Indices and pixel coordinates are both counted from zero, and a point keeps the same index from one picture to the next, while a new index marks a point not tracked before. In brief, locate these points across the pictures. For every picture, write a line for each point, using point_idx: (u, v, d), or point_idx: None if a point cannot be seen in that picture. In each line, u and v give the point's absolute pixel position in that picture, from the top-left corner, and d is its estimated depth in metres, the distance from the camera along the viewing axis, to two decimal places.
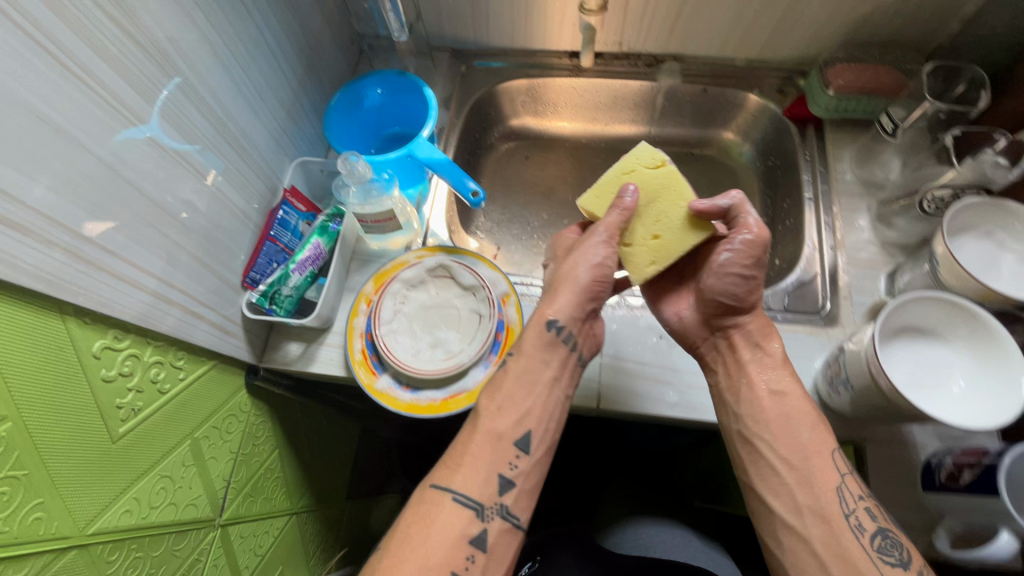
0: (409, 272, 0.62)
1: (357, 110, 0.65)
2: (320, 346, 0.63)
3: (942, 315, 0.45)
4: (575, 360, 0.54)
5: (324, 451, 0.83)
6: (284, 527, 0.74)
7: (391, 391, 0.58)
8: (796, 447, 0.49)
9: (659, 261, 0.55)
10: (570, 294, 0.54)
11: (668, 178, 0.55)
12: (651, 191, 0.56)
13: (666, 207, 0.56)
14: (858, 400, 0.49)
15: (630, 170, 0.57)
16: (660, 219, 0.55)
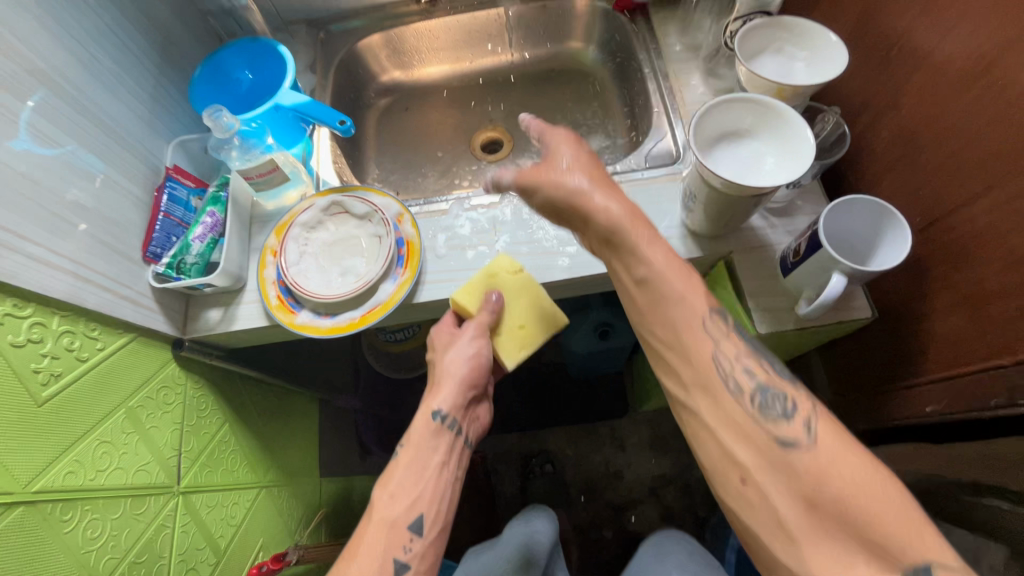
0: (306, 216, 0.66)
1: (221, 81, 0.69)
2: (238, 305, 0.65)
3: (741, 113, 0.52)
4: (460, 443, 0.63)
5: (282, 426, 0.85)
6: (255, 500, 0.76)
7: (312, 322, 0.62)
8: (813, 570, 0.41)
9: (517, 353, 0.65)
10: (451, 386, 0.63)
11: (526, 282, 0.64)
12: (517, 292, 0.64)
13: (524, 306, 0.64)
14: (708, 211, 0.57)
15: (494, 275, 0.64)
16: (522, 317, 0.65)
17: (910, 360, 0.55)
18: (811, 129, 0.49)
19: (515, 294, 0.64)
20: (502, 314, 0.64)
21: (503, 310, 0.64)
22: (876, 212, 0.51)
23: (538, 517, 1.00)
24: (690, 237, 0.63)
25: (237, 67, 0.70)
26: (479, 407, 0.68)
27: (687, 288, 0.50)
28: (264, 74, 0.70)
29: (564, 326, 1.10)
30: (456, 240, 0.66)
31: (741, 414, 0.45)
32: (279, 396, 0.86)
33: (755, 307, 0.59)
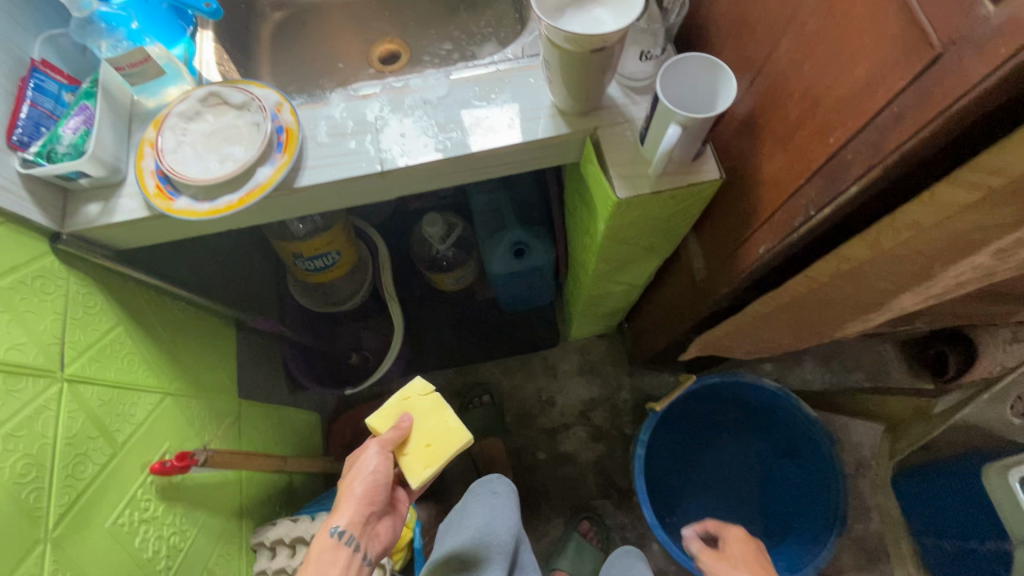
0: (183, 106, 0.66)
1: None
2: (119, 198, 0.65)
3: None
4: (358, 559, 0.64)
5: (190, 341, 0.86)
6: (160, 405, 0.77)
7: (190, 207, 0.63)
8: None
9: (424, 471, 0.72)
10: (353, 504, 0.66)
11: (433, 404, 0.76)
12: (424, 414, 0.76)
13: (431, 422, 0.75)
14: (565, 80, 0.60)
15: (408, 397, 0.77)
16: (427, 434, 0.74)
17: (751, 212, 0.60)
18: None
19: (421, 413, 0.76)
20: (410, 435, 0.74)
21: (412, 430, 0.75)
22: (706, 66, 0.55)
23: (501, 494, 0.99)
24: (559, 116, 0.66)
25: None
26: (382, 524, 0.71)
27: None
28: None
29: (482, 249, 1.13)
30: (336, 128, 0.68)
31: None
32: (185, 312, 0.86)
33: (617, 176, 0.63)
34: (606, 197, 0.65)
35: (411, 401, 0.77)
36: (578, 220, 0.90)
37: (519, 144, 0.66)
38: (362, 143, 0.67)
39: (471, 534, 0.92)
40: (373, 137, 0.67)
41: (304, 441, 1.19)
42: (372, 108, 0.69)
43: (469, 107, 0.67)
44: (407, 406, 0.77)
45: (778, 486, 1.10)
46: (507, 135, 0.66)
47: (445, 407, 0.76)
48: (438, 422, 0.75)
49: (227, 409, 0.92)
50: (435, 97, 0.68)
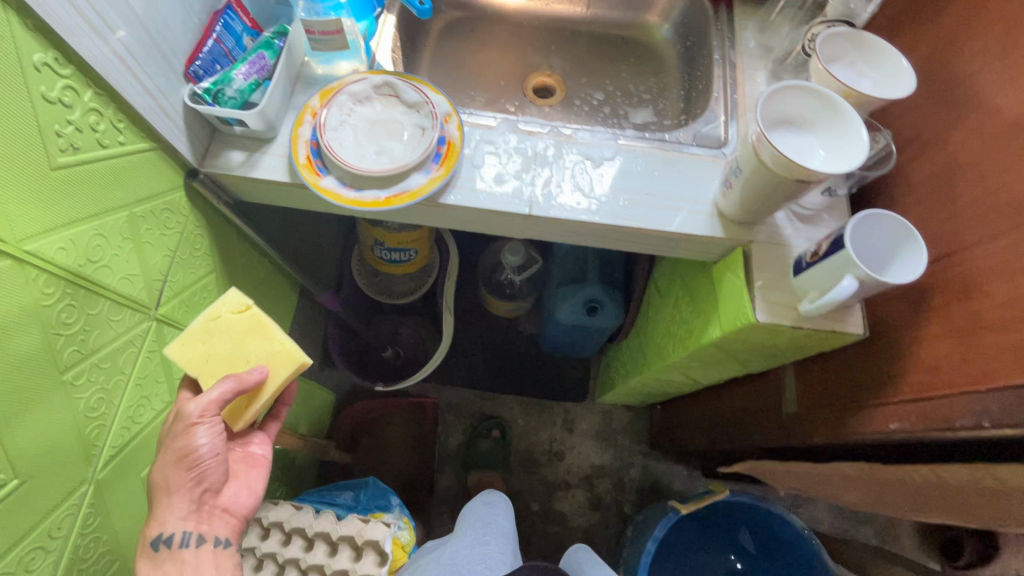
0: (356, 86, 0.64)
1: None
2: (263, 155, 0.64)
3: (806, 105, 0.54)
4: (211, 549, 0.56)
5: (260, 302, 0.84)
6: None
7: (334, 189, 0.61)
8: None
9: (253, 411, 0.60)
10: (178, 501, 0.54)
11: (254, 320, 0.61)
12: (243, 335, 0.61)
13: (258, 347, 0.61)
14: (746, 188, 0.58)
15: (217, 316, 0.60)
16: (253, 359, 0.61)
17: (885, 382, 0.58)
18: (866, 130, 0.50)
19: (235, 337, 0.60)
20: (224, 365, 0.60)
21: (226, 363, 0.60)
22: (898, 232, 0.54)
23: (499, 508, 0.98)
24: (717, 217, 0.65)
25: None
26: (225, 493, 0.60)
27: None
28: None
29: (554, 292, 1.11)
30: (494, 155, 0.66)
31: None
32: (263, 270, 0.84)
33: (761, 297, 0.61)
34: (739, 314, 0.63)
35: (221, 321, 0.60)
36: (674, 306, 0.88)
37: (671, 231, 0.64)
38: (516, 178, 0.65)
39: (472, 535, 0.89)
40: (530, 176, 0.66)
41: (318, 419, 1.17)
42: (533, 146, 0.67)
43: (636, 180, 0.66)
44: (214, 329, 0.60)
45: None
46: (663, 221, 0.64)
47: (264, 322, 0.61)
48: (258, 345, 0.61)
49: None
50: (599, 157, 0.67)
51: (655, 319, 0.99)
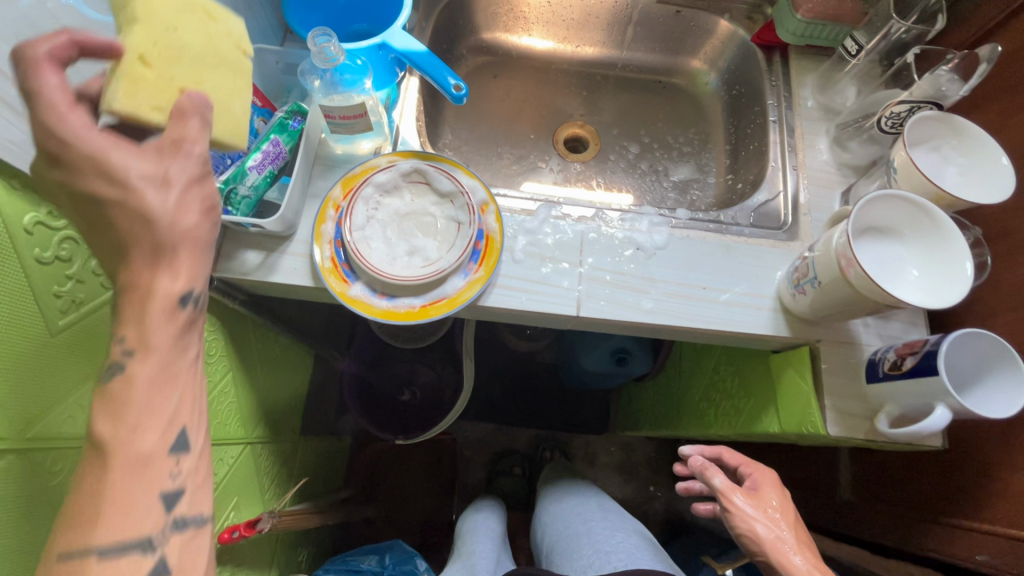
0: (383, 176, 0.58)
1: (327, 14, 0.62)
2: (282, 254, 0.58)
3: (900, 215, 0.48)
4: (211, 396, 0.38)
5: (277, 382, 0.78)
6: (238, 458, 0.69)
7: (365, 299, 0.55)
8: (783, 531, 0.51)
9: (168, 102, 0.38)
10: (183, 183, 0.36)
11: (243, 71, 0.44)
12: (212, 54, 0.41)
13: (221, 86, 0.42)
14: (823, 299, 0.52)
15: (211, 18, 0.42)
16: (203, 88, 0.40)
17: (967, 501, 0.54)
18: (972, 264, 0.44)
19: (209, 37, 0.41)
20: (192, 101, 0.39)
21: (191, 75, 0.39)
22: (995, 353, 0.49)
23: (492, 518, 1.03)
24: (781, 314, 0.59)
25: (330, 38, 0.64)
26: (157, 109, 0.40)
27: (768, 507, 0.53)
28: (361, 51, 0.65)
29: (581, 341, 1.06)
30: (536, 247, 0.60)
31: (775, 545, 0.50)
32: (279, 347, 0.78)
33: (832, 406, 0.56)
34: (807, 421, 0.58)
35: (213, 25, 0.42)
36: (716, 373, 0.83)
37: (734, 330, 0.59)
38: (561, 273, 0.60)
39: (462, 545, 0.94)
40: (576, 271, 0.60)
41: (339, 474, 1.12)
42: (579, 235, 0.61)
43: (692, 271, 0.60)
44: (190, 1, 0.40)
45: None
46: (724, 319, 0.59)
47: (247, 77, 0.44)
48: (230, 91, 0.42)
49: (290, 452, 0.84)
50: (650, 245, 0.61)
51: (691, 376, 0.94)
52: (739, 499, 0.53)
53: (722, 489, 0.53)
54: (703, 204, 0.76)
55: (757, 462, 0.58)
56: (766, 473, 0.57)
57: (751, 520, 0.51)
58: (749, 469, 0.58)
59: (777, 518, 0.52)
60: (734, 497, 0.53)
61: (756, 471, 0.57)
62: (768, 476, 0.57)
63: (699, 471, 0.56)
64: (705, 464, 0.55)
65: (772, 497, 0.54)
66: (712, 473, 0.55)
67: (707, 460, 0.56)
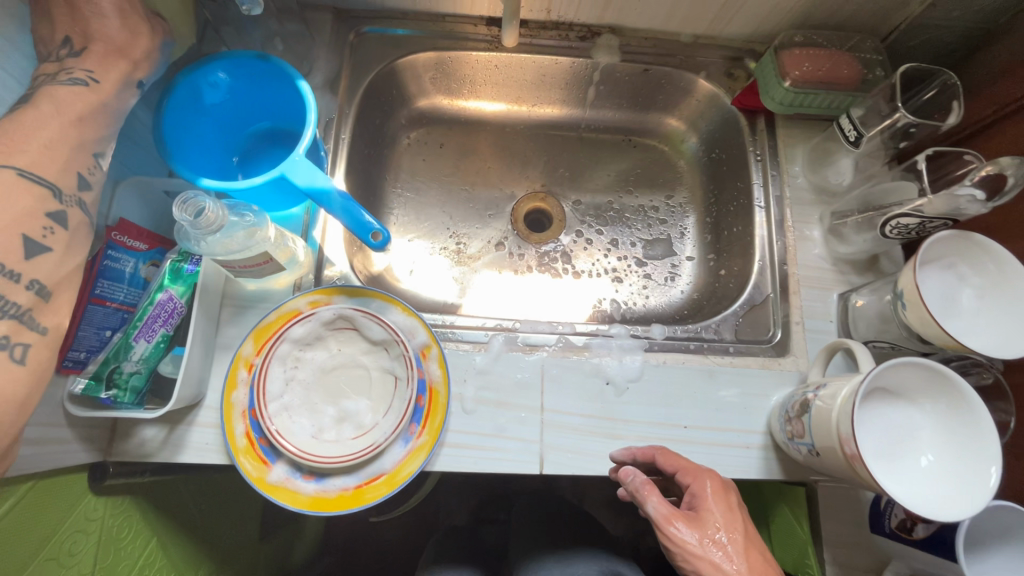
0: (301, 328, 0.49)
1: (209, 124, 0.52)
2: (190, 427, 0.49)
3: (913, 380, 0.40)
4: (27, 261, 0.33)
5: (222, 510, 0.71)
6: None
7: (288, 484, 0.47)
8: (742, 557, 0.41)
9: None
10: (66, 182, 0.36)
11: None
12: None
13: None
14: (819, 462, 0.45)
15: None
16: None
17: None
18: (999, 469, 0.37)
19: None
20: None
21: None
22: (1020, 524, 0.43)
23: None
24: (773, 453, 0.52)
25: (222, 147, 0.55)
26: None
27: (721, 521, 0.43)
28: (263, 151, 0.56)
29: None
30: (489, 392, 0.52)
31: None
32: (218, 473, 0.70)
33: (831, 559, 0.50)
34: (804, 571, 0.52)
35: None
36: None
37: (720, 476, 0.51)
38: (519, 421, 0.51)
39: None
40: (537, 418, 0.51)
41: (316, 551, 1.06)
42: (538, 371, 0.53)
43: (671, 408, 0.52)
44: None
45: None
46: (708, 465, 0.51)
47: None
48: None
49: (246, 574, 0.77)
50: (622, 377, 0.53)
51: None
52: (677, 532, 0.42)
53: (656, 520, 0.43)
54: (684, 290, 0.67)
55: (696, 471, 0.46)
56: (711, 485, 0.45)
57: (699, 558, 0.41)
58: (685, 480, 0.46)
59: (725, 540, 0.42)
60: (675, 530, 0.42)
61: (693, 480, 0.46)
62: (711, 486, 0.45)
63: (632, 493, 0.45)
64: (639, 486, 0.44)
65: (716, 514, 0.43)
66: (647, 496, 0.44)
67: (642, 477, 0.45)
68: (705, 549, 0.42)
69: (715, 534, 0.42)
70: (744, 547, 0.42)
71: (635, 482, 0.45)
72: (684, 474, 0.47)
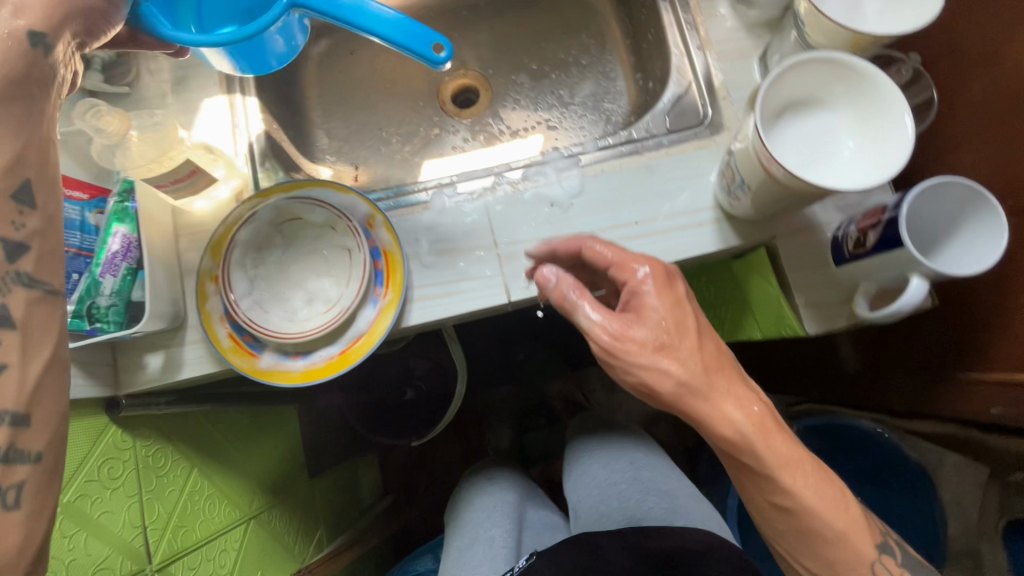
0: (249, 229, 0.51)
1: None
2: (182, 347, 0.53)
3: (814, 80, 0.40)
4: None
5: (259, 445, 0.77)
6: (244, 537, 0.68)
7: (278, 367, 0.50)
8: (693, 364, 0.42)
9: None
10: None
11: None
12: None
13: None
14: (758, 201, 0.46)
15: None
16: None
17: (969, 352, 0.49)
18: (912, 119, 0.37)
19: None
20: None
21: None
22: (969, 200, 0.43)
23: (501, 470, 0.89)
24: (726, 223, 0.53)
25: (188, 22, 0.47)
26: None
27: (669, 323, 0.42)
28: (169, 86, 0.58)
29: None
30: (443, 243, 0.54)
31: (678, 391, 0.41)
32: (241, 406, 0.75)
33: (804, 303, 0.51)
34: (782, 326, 0.53)
35: None
36: None
37: (682, 258, 0.53)
38: (479, 262, 0.53)
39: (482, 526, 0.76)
40: (493, 255, 0.53)
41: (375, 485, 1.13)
42: (484, 213, 0.54)
43: (618, 209, 0.53)
44: None
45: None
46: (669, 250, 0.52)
47: None
48: None
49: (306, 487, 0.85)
50: (565, 196, 0.54)
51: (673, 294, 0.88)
52: (626, 337, 0.41)
53: (588, 330, 0.42)
54: (619, 117, 0.67)
55: (630, 266, 0.45)
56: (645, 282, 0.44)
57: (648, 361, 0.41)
58: (621, 275, 0.45)
59: (666, 338, 0.42)
60: (619, 337, 0.42)
61: (629, 277, 0.45)
62: (647, 282, 0.44)
63: (561, 302, 0.44)
64: (569, 295, 0.43)
65: (660, 313, 0.43)
66: (578, 305, 0.43)
67: (569, 285, 0.43)
68: (651, 359, 0.42)
69: (663, 336, 0.42)
70: (693, 347, 0.42)
71: (571, 291, 0.43)
72: (619, 269, 0.46)
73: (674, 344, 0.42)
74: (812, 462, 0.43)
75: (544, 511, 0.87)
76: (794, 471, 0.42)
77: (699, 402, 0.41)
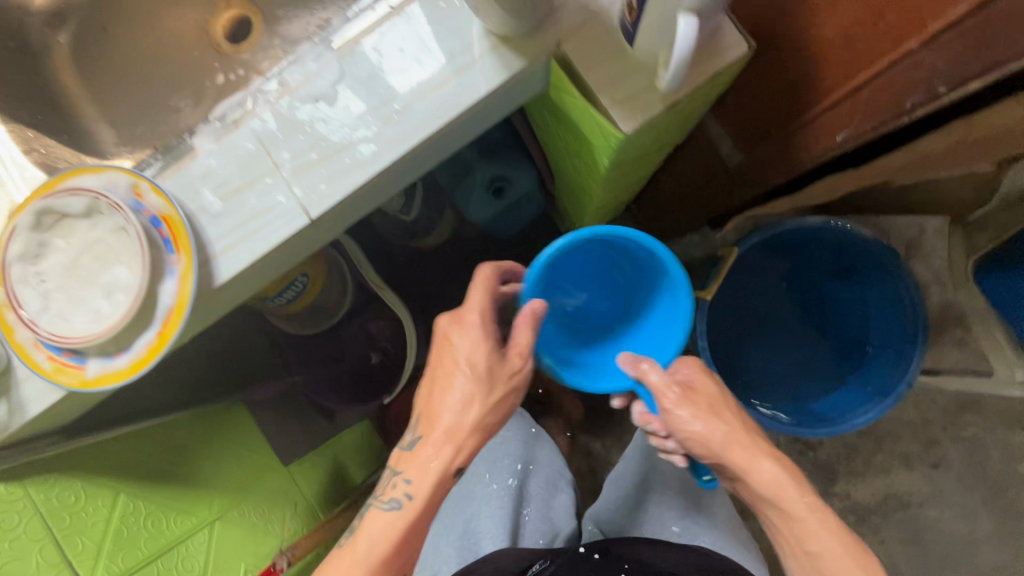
0: (19, 244, 0.48)
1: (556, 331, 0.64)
2: (19, 388, 0.50)
3: None
4: None
5: (217, 447, 0.79)
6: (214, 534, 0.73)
7: (106, 370, 0.47)
8: (729, 446, 0.53)
9: None
10: None
11: None
12: None
13: None
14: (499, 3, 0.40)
15: None
16: None
17: (809, 80, 0.48)
18: None
19: None
20: None
21: None
22: None
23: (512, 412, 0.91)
24: (503, 48, 0.47)
25: (563, 295, 0.65)
26: None
27: (715, 404, 0.56)
28: None
29: (454, 196, 0.96)
30: (226, 185, 0.49)
31: (708, 443, 0.54)
32: (171, 413, 0.75)
33: (612, 100, 0.46)
34: (603, 135, 0.49)
35: None
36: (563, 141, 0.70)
37: (465, 112, 0.48)
38: (270, 191, 0.49)
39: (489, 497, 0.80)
40: (280, 178, 0.48)
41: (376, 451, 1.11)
42: (255, 137, 0.49)
43: (387, 77, 0.48)
44: None
45: (852, 320, 0.97)
46: (454, 100, 0.47)
47: None
48: None
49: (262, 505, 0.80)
50: (329, 86, 0.49)
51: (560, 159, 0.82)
52: (454, 431, 0.54)
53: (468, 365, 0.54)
54: None
55: (518, 327, 0.56)
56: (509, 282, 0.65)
57: (682, 436, 0.55)
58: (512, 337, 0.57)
59: (705, 417, 0.54)
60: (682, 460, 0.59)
61: (655, 382, 0.55)
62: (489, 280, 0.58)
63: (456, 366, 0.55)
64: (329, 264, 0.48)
65: (526, 357, 0.56)
66: (508, 370, 0.55)
67: (461, 346, 0.55)
68: (691, 424, 0.54)
69: (706, 408, 0.55)
70: (705, 401, 0.56)
71: (427, 372, 0.58)
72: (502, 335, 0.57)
73: (688, 419, 0.54)
74: (796, 486, 0.52)
75: (548, 455, 0.87)
76: (745, 472, 0.53)
77: (706, 453, 0.54)
